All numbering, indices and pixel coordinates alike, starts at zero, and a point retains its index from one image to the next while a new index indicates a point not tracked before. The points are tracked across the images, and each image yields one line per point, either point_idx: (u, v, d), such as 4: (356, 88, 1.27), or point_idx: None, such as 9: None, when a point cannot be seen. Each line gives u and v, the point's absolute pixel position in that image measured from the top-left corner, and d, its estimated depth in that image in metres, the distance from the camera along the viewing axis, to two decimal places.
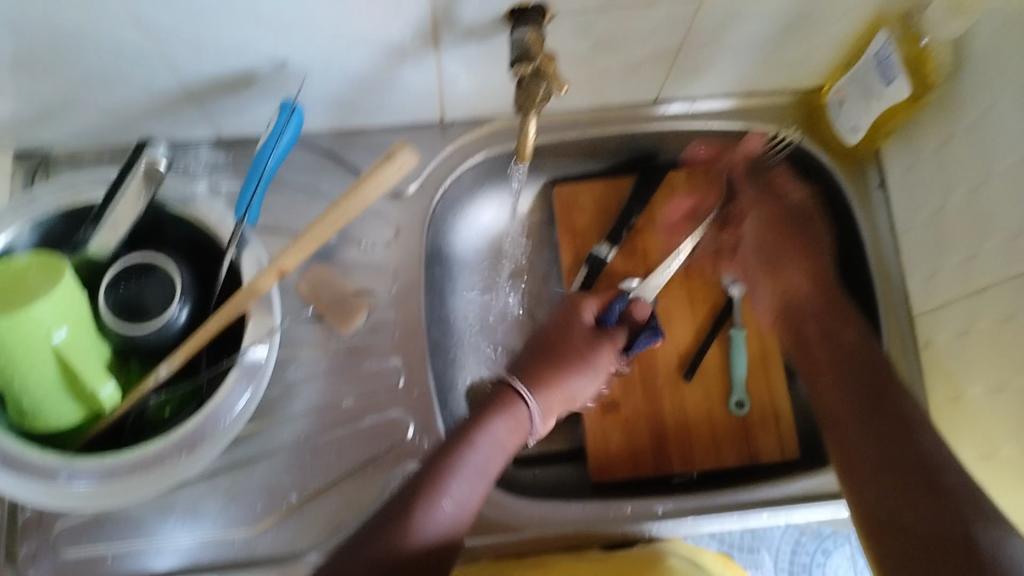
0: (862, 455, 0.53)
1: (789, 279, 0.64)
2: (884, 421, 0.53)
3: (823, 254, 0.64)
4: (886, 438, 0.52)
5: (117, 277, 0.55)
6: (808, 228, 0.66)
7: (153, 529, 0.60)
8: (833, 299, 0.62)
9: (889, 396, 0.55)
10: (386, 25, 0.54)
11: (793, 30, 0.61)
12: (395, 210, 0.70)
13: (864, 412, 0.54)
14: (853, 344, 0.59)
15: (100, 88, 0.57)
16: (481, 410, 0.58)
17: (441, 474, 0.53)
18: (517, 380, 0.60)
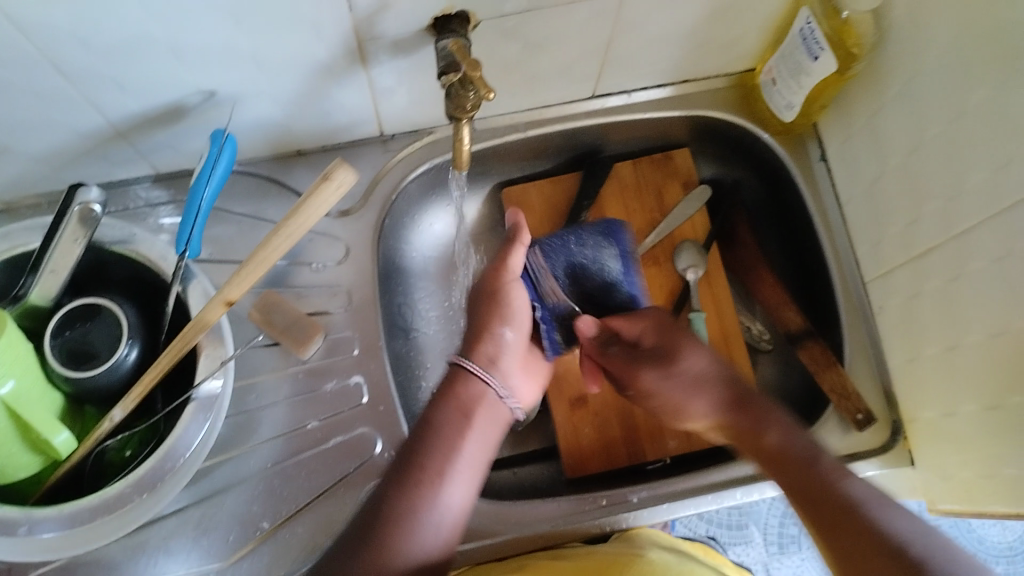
0: (843, 548, 0.47)
1: (685, 397, 0.60)
2: (824, 517, 0.49)
3: (688, 365, 0.60)
4: (847, 546, 0.47)
5: (62, 322, 0.54)
6: (671, 380, 0.60)
7: (127, 569, 0.59)
8: (744, 402, 0.58)
9: (828, 480, 0.50)
10: (309, 46, 0.53)
11: (719, 14, 0.62)
12: (343, 228, 0.69)
13: (812, 504, 0.50)
14: (778, 442, 0.54)
15: (26, 134, 0.56)
16: (443, 395, 0.56)
17: (422, 470, 0.51)
18: (465, 358, 0.58)
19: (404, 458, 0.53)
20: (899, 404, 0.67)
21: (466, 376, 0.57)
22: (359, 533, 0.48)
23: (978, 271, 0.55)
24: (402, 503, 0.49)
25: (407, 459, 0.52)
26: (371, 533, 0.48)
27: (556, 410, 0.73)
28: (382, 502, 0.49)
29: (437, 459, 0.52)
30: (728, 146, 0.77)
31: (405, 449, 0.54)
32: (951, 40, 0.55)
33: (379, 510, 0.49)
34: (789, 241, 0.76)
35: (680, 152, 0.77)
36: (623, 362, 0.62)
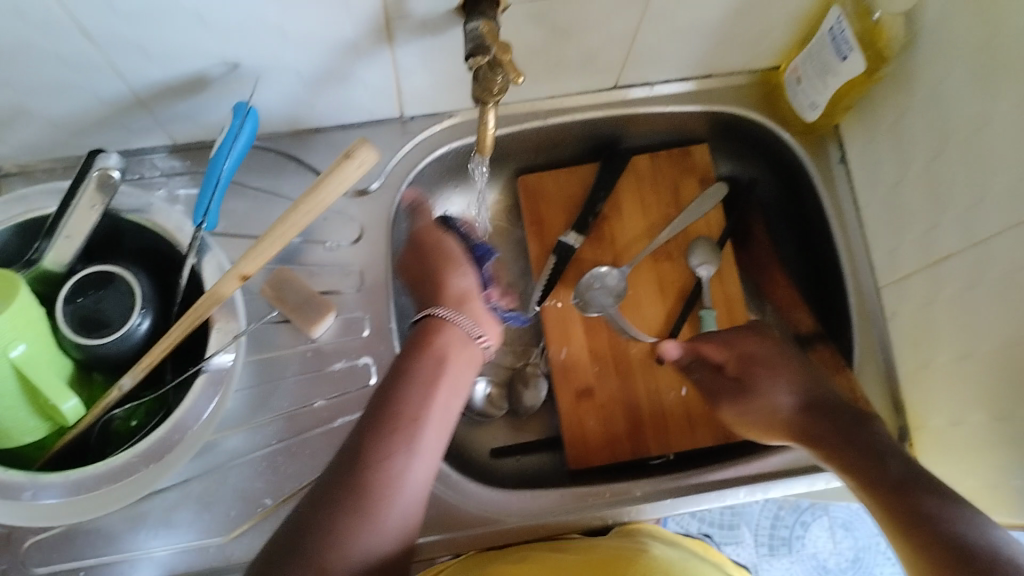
0: (914, 559, 0.46)
1: (751, 416, 0.62)
2: (910, 535, 0.47)
3: (755, 394, 0.62)
4: (912, 551, 0.46)
5: (77, 288, 0.54)
6: (749, 410, 0.62)
7: (127, 539, 0.59)
8: (810, 421, 0.58)
9: (920, 489, 0.49)
10: (337, 22, 0.53)
11: (748, 9, 0.61)
12: (358, 208, 0.69)
13: (893, 518, 0.49)
14: (881, 450, 0.53)
15: (46, 98, 0.55)
16: (410, 353, 0.56)
17: (390, 432, 0.51)
18: (437, 309, 0.59)
19: (372, 414, 0.52)
20: (906, 410, 0.67)
21: (440, 325, 0.58)
22: (329, 493, 0.49)
23: (997, 280, 0.55)
24: (369, 458, 0.50)
25: (376, 416, 0.52)
26: (335, 503, 0.48)
27: (561, 399, 0.72)
28: (360, 456, 0.50)
29: (403, 413, 0.52)
30: (746, 144, 0.77)
31: (371, 405, 0.53)
32: (983, 45, 0.54)
33: (350, 467, 0.49)
34: (805, 241, 0.76)
35: (699, 148, 0.76)
36: (701, 385, 0.66)
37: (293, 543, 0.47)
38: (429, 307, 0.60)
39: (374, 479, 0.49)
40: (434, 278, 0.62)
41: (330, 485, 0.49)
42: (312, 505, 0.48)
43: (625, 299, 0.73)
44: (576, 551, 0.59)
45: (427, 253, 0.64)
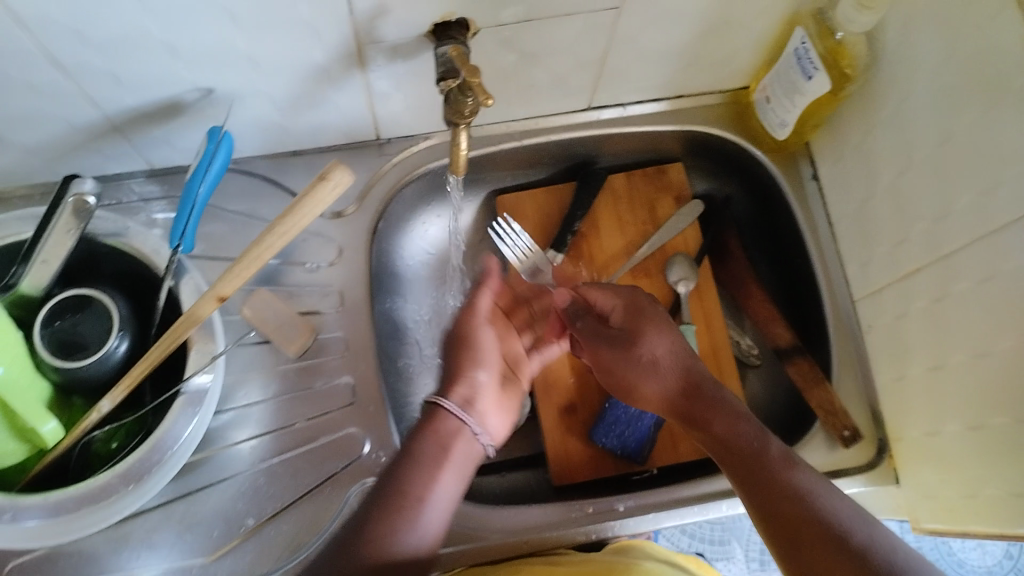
0: (802, 554, 0.47)
1: (646, 378, 0.58)
2: (770, 513, 0.49)
3: (658, 347, 0.59)
4: (799, 540, 0.47)
5: (52, 312, 0.54)
6: (630, 363, 0.59)
7: (110, 562, 0.59)
8: (695, 394, 0.56)
9: (772, 470, 0.51)
10: (308, 48, 0.54)
11: (714, 32, 0.63)
12: (337, 229, 0.70)
13: (755, 499, 0.51)
14: (730, 432, 0.53)
15: (21, 126, 0.56)
16: (415, 429, 0.58)
17: (420, 461, 0.55)
18: (442, 397, 0.60)
19: (392, 469, 0.55)
20: (883, 422, 0.67)
21: (440, 413, 0.59)
22: (349, 542, 0.51)
23: (964, 293, 0.56)
24: (388, 515, 0.52)
25: (388, 483, 0.54)
26: (371, 518, 0.52)
27: (544, 415, 0.74)
28: (391, 483, 0.54)
29: (424, 466, 0.55)
30: (720, 162, 0.78)
31: (385, 474, 0.55)
32: (942, 64, 0.56)
33: (369, 521, 0.52)
34: (780, 256, 0.77)
35: (672, 167, 0.78)
36: (592, 336, 0.62)
37: (340, 553, 0.51)
38: (434, 395, 0.61)
39: (390, 530, 0.51)
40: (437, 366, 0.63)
41: (346, 537, 0.52)
42: (332, 554, 0.51)
43: None
44: (557, 566, 0.60)
45: (453, 338, 0.65)
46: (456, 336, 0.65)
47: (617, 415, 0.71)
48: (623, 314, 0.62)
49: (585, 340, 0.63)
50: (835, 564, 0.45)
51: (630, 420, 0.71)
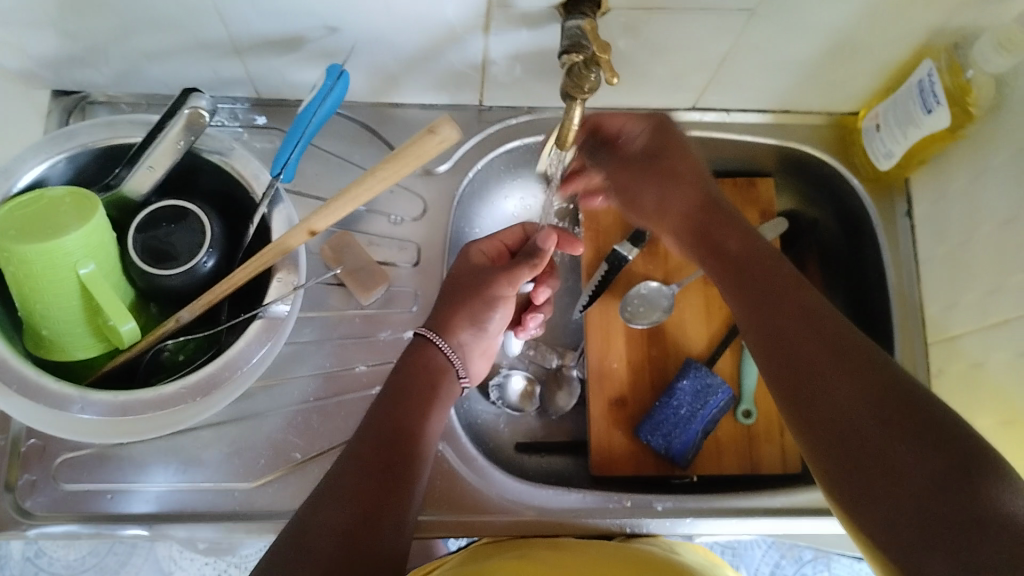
0: (799, 381, 0.48)
1: (669, 195, 0.64)
2: (781, 319, 0.52)
3: (690, 188, 0.63)
4: (798, 363, 0.49)
5: (148, 221, 0.56)
6: (664, 188, 0.64)
7: (155, 470, 0.61)
8: (710, 211, 0.62)
9: (787, 288, 0.53)
10: (440, 2, 0.54)
11: (836, 50, 0.62)
12: (425, 187, 0.70)
13: (774, 321, 0.52)
14: (741, 248, 0.58)
15: (147, 34, 0.57)
16: (410, 359, 0.59)
17: (415, 393, 0.57)
18: (430, 331, 0.61)
19: (384, 402, 0.56)
20: None
21: (430, 349, 0.60)
22: (353, 457, 0.51)
23: None
24: (392, 434, 0.53)
25: (388, 410, 0.55)
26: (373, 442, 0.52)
27: (593, 406, 0.73)
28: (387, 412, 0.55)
29: (416, 392, 0.57)
30: (811, 184, 0.77)
31: (375, 407, 0.56)
32: None
33: (376, 445, 0.52)
34: (857, 288, 0.76)
35: (763, 181, 0.77)
36: (618, 160, 0.67)
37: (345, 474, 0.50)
38: (423, 329, 0.61)
39: (393, 450, 0.52)
40: (447, 301, 0.63)
41: (345, 461, 0.51)
42: (343, 466, 0.51)
43: (671, 316, 0.76)
44: (589, 550, 0.60)
45: (473, 285, 0.63)
46: (466, 278, 0.63)
47: (666, 415, 0.70)
48: (645, 148, 0.65)
49: (621, 159, 0.67)
50: (831, 385, 0.47)
51: (681, 423, 0.70)
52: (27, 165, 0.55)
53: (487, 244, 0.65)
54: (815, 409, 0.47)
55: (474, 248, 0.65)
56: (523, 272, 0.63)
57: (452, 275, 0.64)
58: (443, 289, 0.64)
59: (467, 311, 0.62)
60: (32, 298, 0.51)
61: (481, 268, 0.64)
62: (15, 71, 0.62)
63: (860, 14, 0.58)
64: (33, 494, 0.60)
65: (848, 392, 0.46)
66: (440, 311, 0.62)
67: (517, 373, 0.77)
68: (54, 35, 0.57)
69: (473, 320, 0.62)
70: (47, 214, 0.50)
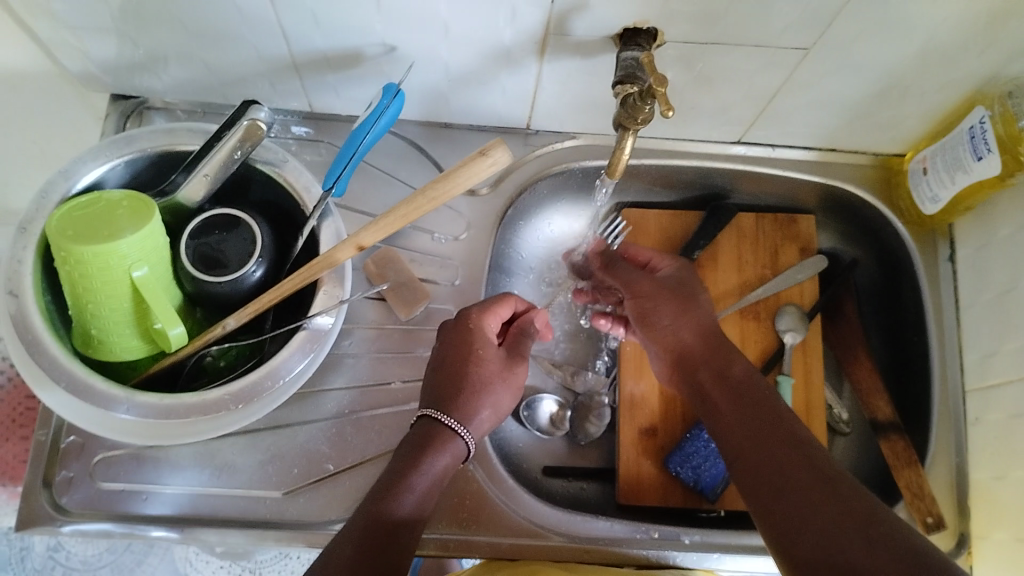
0: (783, 505, 0.48)
1: (683, 319, 0.60)
2: (765, 435, 0.52)
3: (702, 316, 0.61)
4: (785, 486, 0.48)
5: (201, 227, 0.57)
6: (678, 313, 0.61)
7: (188, 474, 0.62)
8: (711, 343, 0.59)
9: (774, 420, 0.52)
10: (500, 28, 0.55)
11: (888, 90, 0.62)
12: (469, 208, 0.71)
13: (757, 434, 0.52)
14: (743, 377, 0.56)
15: (212, 45, 0.59)
16: (415, 450, 0.54)
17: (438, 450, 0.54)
18: (444, 414, 0.55)
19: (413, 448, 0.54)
20: (969, 520, 0.66)
21: (447, 432, 0.55)
22: (392, 477, 0.52)
23: None
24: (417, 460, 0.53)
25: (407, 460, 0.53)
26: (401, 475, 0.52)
27: (621, 433, 0.73)
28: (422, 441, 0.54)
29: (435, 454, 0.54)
30: (851, 225, 0.77)
31: (407, 447, 0.54)
32: None
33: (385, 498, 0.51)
34: (895, 330, 0.76)
35: (804, 219, 0.76)
36: (627, 274, 0.66)
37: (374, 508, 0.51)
38: (433, 410, 0.56)
39: (423, 466, 0.53)
40: (475, 380, 0.57)
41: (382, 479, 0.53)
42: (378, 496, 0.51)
43: None
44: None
45: (495, 367, 0.59)
46: (489, 364, 0.58)
47: (696, 448, 0.70)
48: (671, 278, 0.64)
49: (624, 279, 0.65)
50: (818, 510, 0.46)
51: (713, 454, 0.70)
52: (88, 166, 0.57)
53: (493, 313, 0.61)
54: (806, 538, 0.45)
55: (485, 325, 0.60)
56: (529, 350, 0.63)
57: (479, 354, 0.58)
58: (449, 367, 0.57)
59: (490, 392, 0.58)
60: (85, 297, 0.52)
61: (482, 351, 0.59)
62: (78, 75, 0.63)
63: (915, 58, 0.58)
64: (69, 491, 0.61)
65: (832, 512, 0.45)
66: (446, 387, 0.57)
67: (548, 396, 0.78)
68: (122, 41, 0.58)
69: (495, 401, 0.58)
70: (104, 217, 0.51)
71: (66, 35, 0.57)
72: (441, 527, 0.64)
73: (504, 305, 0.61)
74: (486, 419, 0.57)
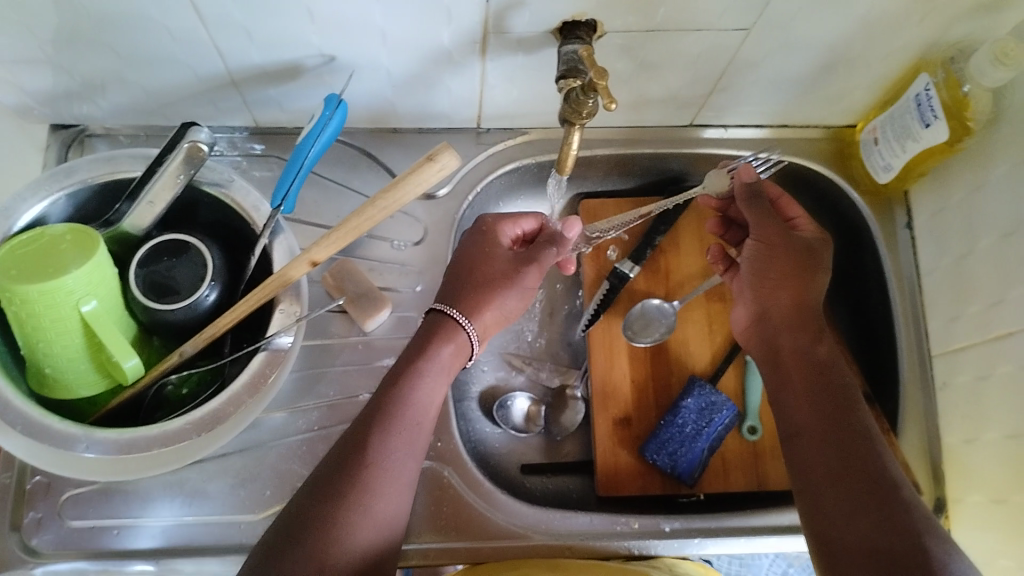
0: (829, 488, 0.50)
1: (794, 282, 0.58)
2: (829, 416, 0.53)
3: (815, 286, 0.58)
4: (837, 472, 0.50)
5: (149, 255, 0.56)
6: (787, 273, 0.58)
7: (160, 504, 0.61)
8: (807, 317, 0.58)
9: (844, 406, 0.53)
10: (438, 30, 0.54)
11: (833, 64, 0.62)
12: (425, 211, 0.71)
13: (821, 415, 0.53)
14: (826, 357, 0.56)
15: (147, 68, 0.57)
16: (386, 396, 0.54)
17: (394, 422, 0.52)
18: (450, 308, 0.59)
19: (371, 416, 0.53)
20: (943, 483, 0.66)
21: (453, 329, 0.58)
22: (340, 466, 0.50)
23: None
24: (422, 352, 0.56)
25: (366, 433, 0.52)
26: (360, 451, 0.51)
27: (597, 425, 0.73)
28: (379, 412, 0.53)
29: (397, 427, 0.53)
30: (809, 198, 0.77)
31: (366, 418, 0.53)
32: None
33: (341, 475, 0.50)
34: (858, 300, 0.76)
35: (763, 195, 0.75)
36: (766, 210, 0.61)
37: (326, 489, 0.49)
38: (444, 305, 0.59)
39: (382, 441, 0.51)
40: (481, 278, 0.60)
41: (310, 498, 0.49)
42: (332, 469, 0.50)
43: (673, 333, 0.75)
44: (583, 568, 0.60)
45: (506, 270, 0.61)
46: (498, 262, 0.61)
47: (672, 433, 0.70)
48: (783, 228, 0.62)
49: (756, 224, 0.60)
50: (859, 504, 0.48)
51: (690, 439, 0.70)
52: (27, 203, 0.55)
53: (515, 220, 0.63)
54: (851, 526, 0.47)
55: (500, 229, 0.62)
56: (551, 256, 0.62)
57: (488, 254, 0.61)
58: (464, 265, 0.60)
59: (499, 292, 0.60)
60: (35, 337, 0.51)
61: (496, 249, 0.61)
62: (12, 107, 0.62)
63: (856, 31, 0.58)
64: (38, 532, 0.60)
65: (871, 508, 0.47)
66: (457, 281, 0.60)
67: (521, 394, 0.77)
68: (52, 71, 0.57)
69: (502, 297, 0.60)
70: (47, 253, 0.50)
71: None
72: (421, 536, 0.64)
73: (521, 219, 0.64)
74: (492, 315, 0.60)
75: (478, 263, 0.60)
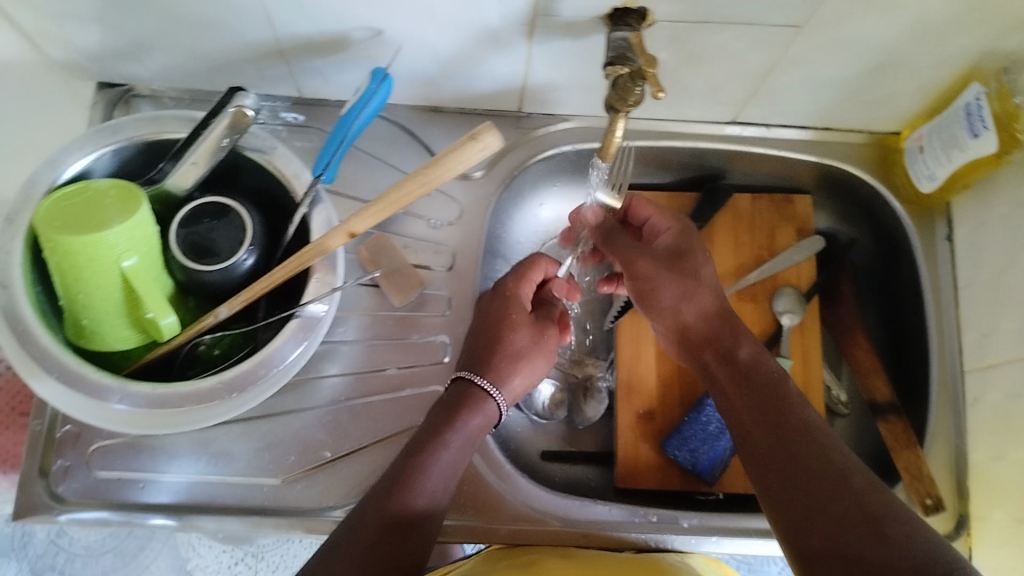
0: (789, 489, 0.48)
1: (691, 296, 0.57)
2: (766, 416, 0.51)
3: (701, 290, 0.57)
4: (795, 472, 0.48)
5: (191, 216, 0.57)
6: (677, 289, 0.57)
7: (184, 461, 0.62)
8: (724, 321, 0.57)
9: (783, 401, 0.52)
10: (487, 9, 0.54)
11: (883, 68, 0.61)
12: (462, 191, 0.71)
13: (763, 416, 0.51)
14: (749, 358, 0.55)
15: (198, 32, 0.58)
16: (445, 415, 0.55)
17: (443, 443, 0.53)
18: (480, 376, 0.57)
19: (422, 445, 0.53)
20: (966, 499, 0.66)
21: (475, 394, 0.56)
22: (394, 479, 0.52)
23: None
24: (449, 423, 0.54)
25: (415, 453, 0.53)
26: (410, 464, 0.52)
27: (620, 417, 0.73)
28: (429, 438, 0.54)
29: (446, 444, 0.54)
30: (848, 203, 0.77)
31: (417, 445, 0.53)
32: None
33: (392, 487, 0.51)
34: (892, 309, 0.76)
35: (800, 199, 0.76)
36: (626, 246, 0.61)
37: (379, 498, 0.51)
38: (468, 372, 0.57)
39: (433, 454, 0.53)
40: (508, 345, 0.58)
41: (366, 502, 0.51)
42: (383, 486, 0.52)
43: None
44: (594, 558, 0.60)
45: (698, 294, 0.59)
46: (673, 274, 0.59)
47: (694, 431, 0.70)
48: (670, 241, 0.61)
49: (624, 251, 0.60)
50: (825, 501, 0.46)
51: (713, 437, 0.70)
52: (73, 156, 0.56)
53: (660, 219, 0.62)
54: (815, 530, 0.46)
55: (521, 293, 0.61)
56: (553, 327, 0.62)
57: (510, 323, 0.59)
58: (488, 332, 0.59)
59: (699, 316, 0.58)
60: (75, 288, 0.52)
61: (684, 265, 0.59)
62: (63, 63, 0.63)
63: (908, 35, 0.57)
64: (65, 480, 0.61)
65: (836, 504, 0.46)
66: (481, 349, 0.58)
67: (545, 381, 0.78)
68: (105, 29, 0.58)
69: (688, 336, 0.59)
70: (92, 207, 0.51)
71: (49, 24, 0.56)
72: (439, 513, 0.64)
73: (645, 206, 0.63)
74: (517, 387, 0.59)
75: (499, 330, 0.59)
